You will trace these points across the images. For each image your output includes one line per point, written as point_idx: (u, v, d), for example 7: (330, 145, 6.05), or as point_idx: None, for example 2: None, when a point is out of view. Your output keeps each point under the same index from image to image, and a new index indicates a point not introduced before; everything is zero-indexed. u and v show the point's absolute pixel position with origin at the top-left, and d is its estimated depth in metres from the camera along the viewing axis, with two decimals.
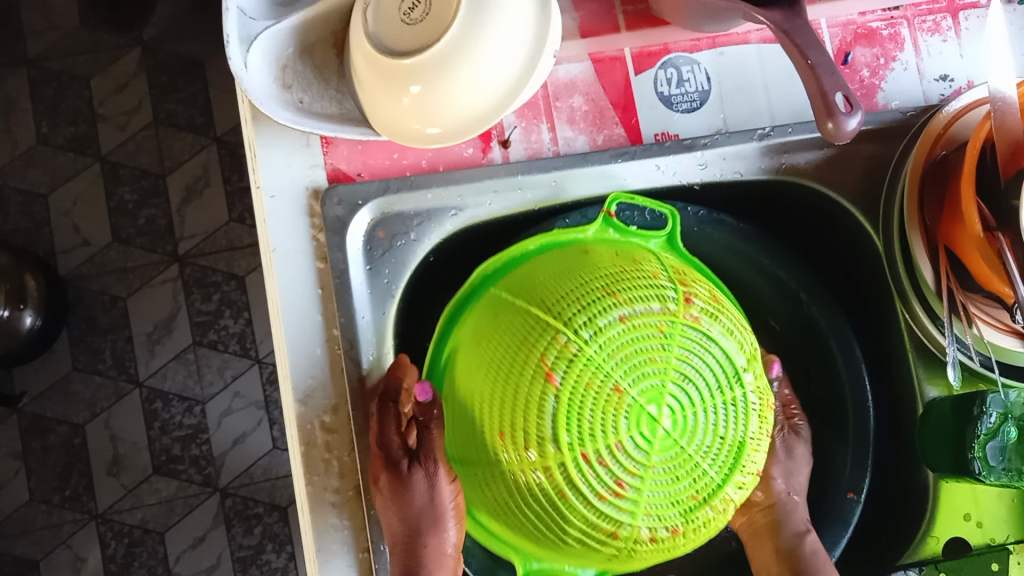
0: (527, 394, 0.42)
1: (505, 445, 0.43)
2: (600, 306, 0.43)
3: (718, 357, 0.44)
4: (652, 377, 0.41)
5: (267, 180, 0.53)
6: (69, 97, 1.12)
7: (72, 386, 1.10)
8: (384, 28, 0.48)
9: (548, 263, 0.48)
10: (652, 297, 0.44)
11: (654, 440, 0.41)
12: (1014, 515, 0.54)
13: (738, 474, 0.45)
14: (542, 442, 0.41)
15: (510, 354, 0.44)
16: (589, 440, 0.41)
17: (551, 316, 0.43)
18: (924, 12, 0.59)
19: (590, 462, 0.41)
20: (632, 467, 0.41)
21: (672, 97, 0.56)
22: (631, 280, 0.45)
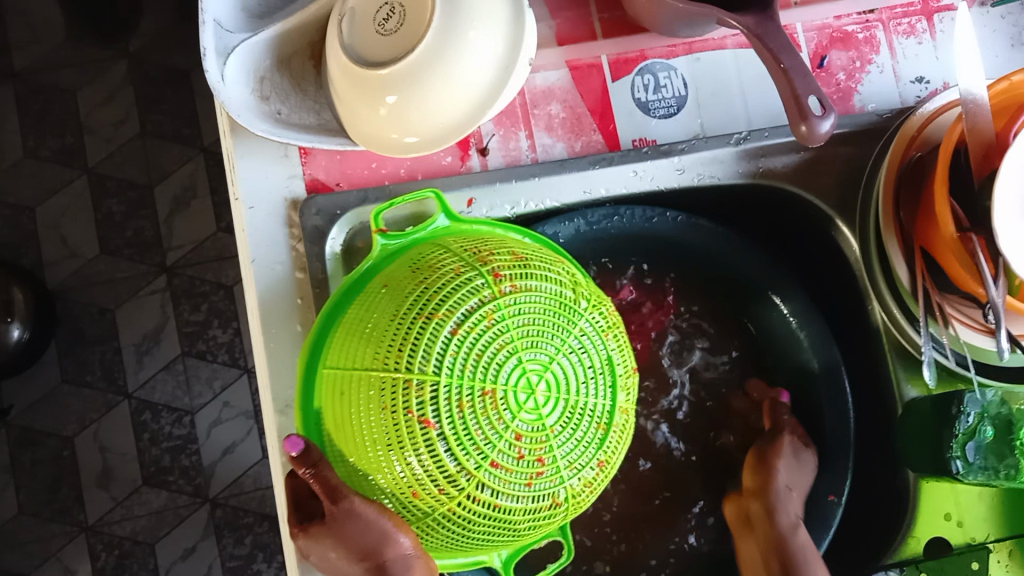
0: (402, 437, 0.41)
1: (425, 496, 0.42)
2: (426, 332, 0.42)
3: (544, 306, 0.44)
4: (515, 356, 0.42)
5: (246, 192, 0.53)
6: (55, 110, 1.12)
7: (60, 398, 1.09)
8: (359, 38, 0.48)
9: (360, 319, 0.45)
10: (460, 294, 0.43)
11: (540, 406, 0.42)
12: (992, 514, 0.55)
13: (619, 383, 0.47)
14: (451, 472, 0.41)
15: (364, 407, 0.42)
16: (491, 449, 0.41)
17: (384, 368, 0.42)
18: (899, 15, 0.60)
19: (499, 464, 0.42)
20: (537, 442, 0.42)
21: (649, 104, 0.57)
22: (428, 293, 0.43)
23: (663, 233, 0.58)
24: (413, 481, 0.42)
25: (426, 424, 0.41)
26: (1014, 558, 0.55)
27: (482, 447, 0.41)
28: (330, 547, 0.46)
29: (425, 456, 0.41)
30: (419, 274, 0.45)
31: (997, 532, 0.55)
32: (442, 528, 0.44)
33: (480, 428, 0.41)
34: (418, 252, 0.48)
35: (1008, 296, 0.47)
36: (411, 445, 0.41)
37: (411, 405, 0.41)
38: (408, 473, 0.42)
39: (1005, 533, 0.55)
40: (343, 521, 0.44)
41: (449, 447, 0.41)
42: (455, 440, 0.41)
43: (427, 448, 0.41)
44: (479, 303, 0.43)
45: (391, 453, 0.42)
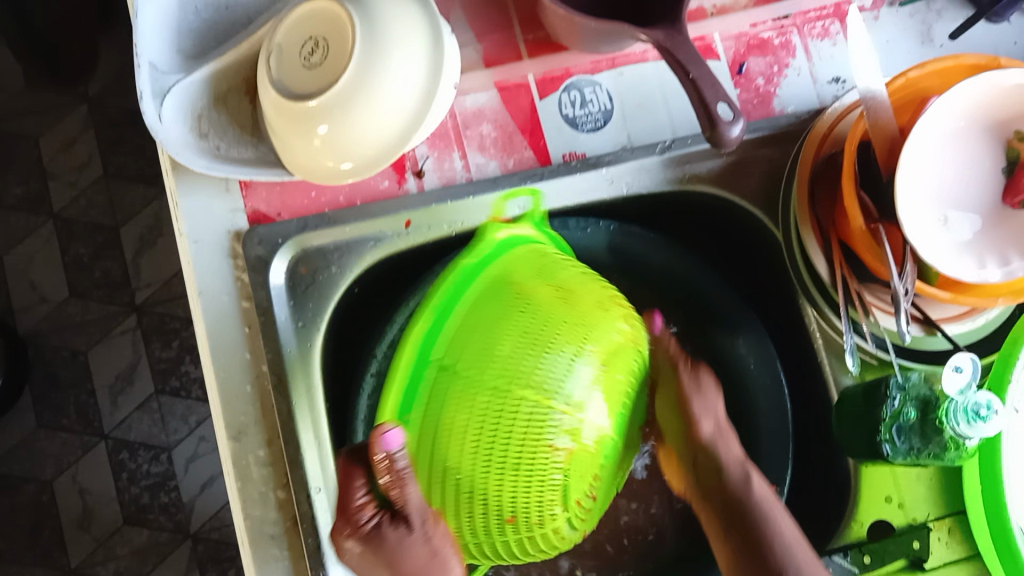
0: (535, 476, 0.47)
1: (516, 524, 0.48)
2: (571, 365, 0.48)
3: (630, 366, 0.53)
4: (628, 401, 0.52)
5: (190, 228, 0.55)
6: (18, 159, 1.14)
7: (37, 444, 1.10)
8: (287, 73, 0.50)
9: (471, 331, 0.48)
10: (587, 343, 0.49)
11: (619, 453, 0.52)
12: (933, 493, 0.56)
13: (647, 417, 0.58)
14: (548, 506, 0.48)
15: (493, 431, 0.46)
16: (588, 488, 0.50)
17: (519, 391, 0.47)
18: (813, 19, 0.62)
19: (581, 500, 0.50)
20: (608, 481, 0.52)
21: (577, 118, 0.59)
22: (581, 331, 0.50)
23: (598, 244, 0.60)
24: (502, 501, 0.47)
25: (560, 463, 0.48)
26: (954, 535, 0.56)
27: (571, 493, 0.49)
28: (381, 565, 0.48)
29: (542, 488, 0.48)
30: (565, 307, 0.50)
31: (938, 511, 0.56)
32: (500, 534, 0.49)
33: (588, 470, 0.50)
34: (509, 264, 0.51)
35: (915, 284, 0.50)
36: (538, 473, 0.47)
37: (538, 434, 0.47)
38: (512, 492, 0.47)
39: (946, 511, 0.56)
40: (412, 538, 0.48)
41: (560, 485, 0.48)
42: (569, 477, 0.48)
43: (541, 481, 0.48)
44: (616, 344, 0.51)
45: (513, 474, 0.47)
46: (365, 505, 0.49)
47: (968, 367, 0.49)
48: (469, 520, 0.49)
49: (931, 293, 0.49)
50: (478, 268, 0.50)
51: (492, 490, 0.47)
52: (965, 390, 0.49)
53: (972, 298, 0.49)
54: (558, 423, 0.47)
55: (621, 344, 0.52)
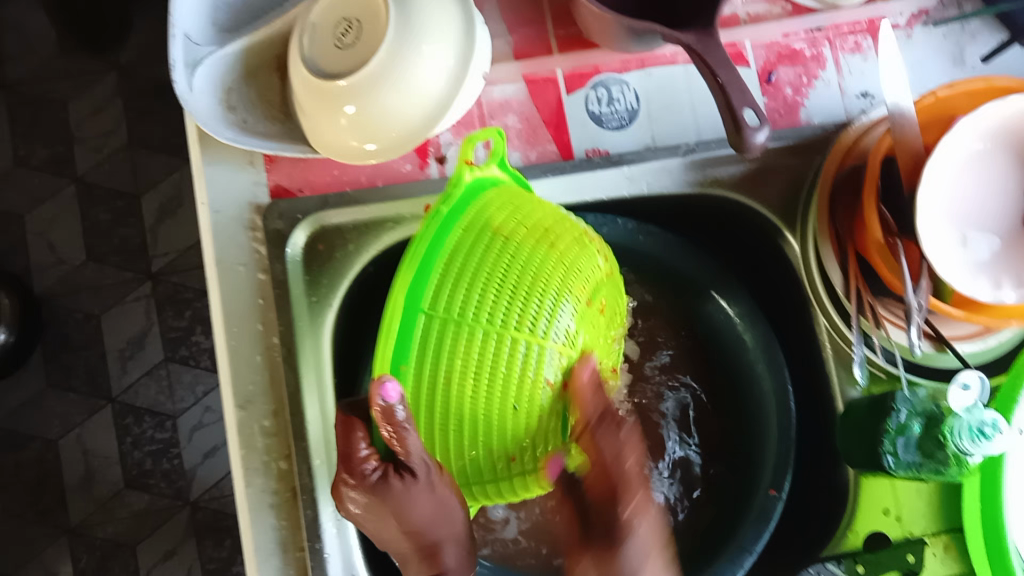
0: (529, 415, 0.44)
1: (513, 464, 0.46)
2: (560, 303, 0.44)
3: (590, 292, 0.46)
4: (596, 320, 0.47)
5: (211, 197, 0.55)
6: (46, 119, 1.15)
7: (45, 402, 1.12)
8: (320, 52, 0.51)
9: (453, 269, 0.43)
10: (574, 273, 0.45)
11: (598, 380, 0.48)
12: (932, 509, 0.56)
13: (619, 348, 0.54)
14: (546, 437, 0.45)
15: (483, 373, 0.42)
16: (574, 418, 0.47)
17: (505, 325, 0.43)
18: (846, 32, 0.62)
19: (571, 430, 0.47)
20: (586, 417, 0.48)
21: (603, 116, 0.59)
22: (564, 264, 0.45)
23: (617, 242, 0.60)
24: (502, 442, 0.45)
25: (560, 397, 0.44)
26: (950, 552, 0.56)
27: (569, 426, 0.46)
28: (388, 514, 0.46)
29: (545, 426, 0.44)
30: (545, 245, 0.45)
31: (935, 526, 0.56)
32: (501, 478, 0.47)
33: (576, 401, 0.46)
34: (483, 207, 0.45)
35: (928, 300, 0.50)
36: (536, 409, 0.44)
37: (533, 373, 0.43)
38: (515, 432, 0.44)
39: (943, 528, 0.56)
40: (417, 490, 0.44)
41: (560, 417, 0.45)
42: (564, 409, 0.45)
43: (542, 420, 0.44)
44: (595, 268, 0.47)
45: (514, 414, 0.44)
46: (369, 457, 0.46)
47: (976, 385, 0.50)
48: (465, 465, 0.46)
49: (944, 310, 0.49)
50: (457, 209, 0.44)
51: (484, 437, 0.44)
52: (971, 407, 0.49)
53: (985, 319, 0.48)
54: (557, 360, 0.44)
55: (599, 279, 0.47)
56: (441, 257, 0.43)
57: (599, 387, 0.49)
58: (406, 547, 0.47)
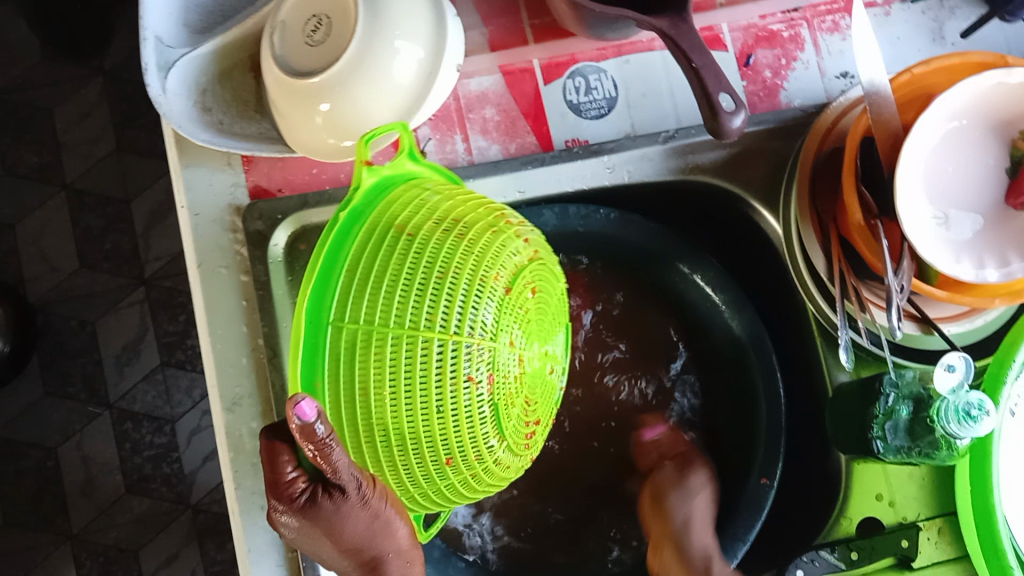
0: (458, 417, 0.41)
1: (452, 467, 0.44)
2: (475, 295, 0.41)
3: (514, 280, 0.44)
4: (528, 309, 0.45)
5: (191, 200, 0.55)
6: (34, 128, 1.15)
7: (43, 410, 1.12)
8: (290, 50, 0.51)
9: (358, 275, 0.41)
10: (489, 262, 0.43)
11: (536, 369, 0.45)
12: (925, 493, 0.56)
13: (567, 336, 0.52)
14: (484, 440, 0.43)
15: (402, 378, 0.40)
16: (513, 413, 0.44)
17: (416, 325, 0.40)
18: (824, 13, 0.61)
19: (511, 426, 0.44)
20: (529, 409, 0.46)
21: (581, 105, 0.59)
22: (478, 253, 0.43)
23: (597, 232, 0.60)
24: (434, 446, 0.42)
25: (488, 392, 0.42)
26: (944, 536, 0.56)
27: (506, 420, 0.44)
28: (321, 535, 0.44)
29: (477, 426, 0.42)
30: (453, 237, 0.43)
31: (929, 511, 0.56)
32: (441, 480, 0.45)
33: (512, 394, 0.43)
34: (388, 207, 0.44)
35: (912, 281, 0.49)
36: (464, 410, 0.41)
37: (453, 372, 0.40)
38: (444, 436, 0.42)
39: (936, 512, 0.56)
40: (350, 508, 0.43)
41: (492, 413, 0.43)
42: (496, 407, 0.43)
43: (471, 420, 0.42)
44: (517, 254, 0.45)
45: (441, 418, 0.41)
46: (296, 479, 0.44)
47: (962, 366, 0.48)
48: (405, 474, 0.44)
49: (928, 291, 0.48)
50: (359, 214, 0.43)
51: (418, 444, 0.42)
52: (957, 390, 0.48)
53: (970, 299, 0.47)
54: (479, 355, 0.41)
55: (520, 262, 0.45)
56: (343, 264, 0.41)
57: (540, 378, 0.46)
58: (346, 563, 0.47)
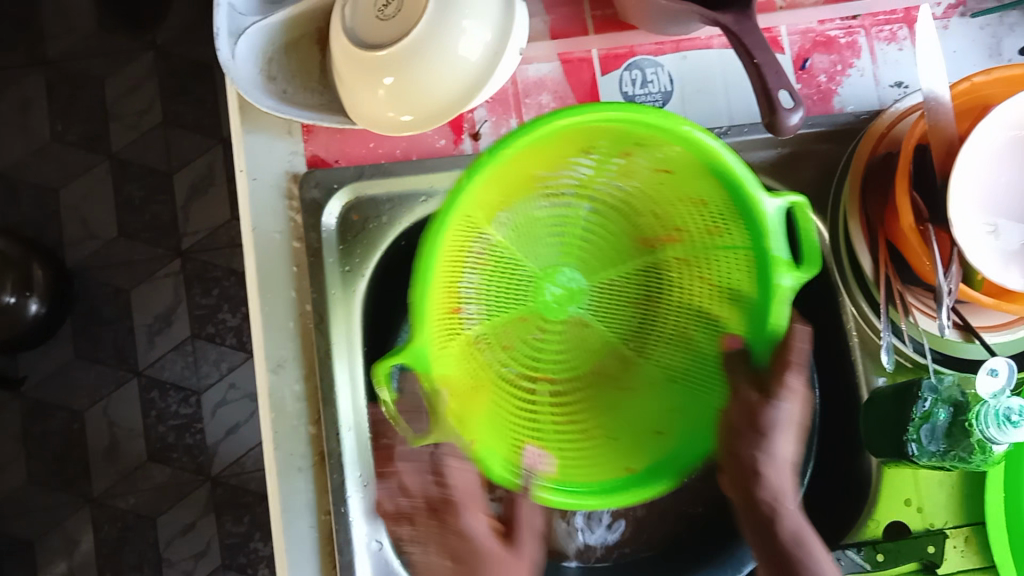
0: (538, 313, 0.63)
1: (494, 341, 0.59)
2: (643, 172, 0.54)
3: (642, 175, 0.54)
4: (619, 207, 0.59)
5: (250, 164, 0.56)
6: (82, 95, 1.17)
7: (73, 373, 1.14)
8: (360, 22, 0.52)
9: (616, 130, 0.48)
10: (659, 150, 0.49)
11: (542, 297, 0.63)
12: (954, 502, 0.56)
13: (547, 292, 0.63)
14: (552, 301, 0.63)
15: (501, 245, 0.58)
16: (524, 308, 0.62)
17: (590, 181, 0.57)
18: (881, 22, 0.62)
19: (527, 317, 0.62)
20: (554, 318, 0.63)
21: (636, 97, 0.60)
22: (657, 146, 0.49)
23: None
24: (484, 375, 0.57)
25: (587, 321, 0.64)
26: (971, 545, 0.56)
27: (568, 352, 0.63)
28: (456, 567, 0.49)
29: (682, 380, 0.58)
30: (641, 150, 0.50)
31: (956, 519, 0.56)
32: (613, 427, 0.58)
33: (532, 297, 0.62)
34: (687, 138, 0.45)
35: (959, 285, 0.49)
36: (623, 320, 0.63)
37: (586, 290, 0.64)
38: (636, 377, 0.60)
39: (964, 521, 0.56)
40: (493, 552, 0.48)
41: (555, 359, 0.62)
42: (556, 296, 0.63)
43: (526, 336, 0.62)
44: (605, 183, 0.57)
45: (489, 300, 0.59)
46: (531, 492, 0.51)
47: (1005, 372, 0.48)
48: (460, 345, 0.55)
49: (974, 296, 0.48)
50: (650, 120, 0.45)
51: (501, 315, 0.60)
52: (998, 394, 0.48)
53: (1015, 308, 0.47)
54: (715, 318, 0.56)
55: (778, 292, 0.48)
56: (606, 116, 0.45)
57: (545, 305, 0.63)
58: None
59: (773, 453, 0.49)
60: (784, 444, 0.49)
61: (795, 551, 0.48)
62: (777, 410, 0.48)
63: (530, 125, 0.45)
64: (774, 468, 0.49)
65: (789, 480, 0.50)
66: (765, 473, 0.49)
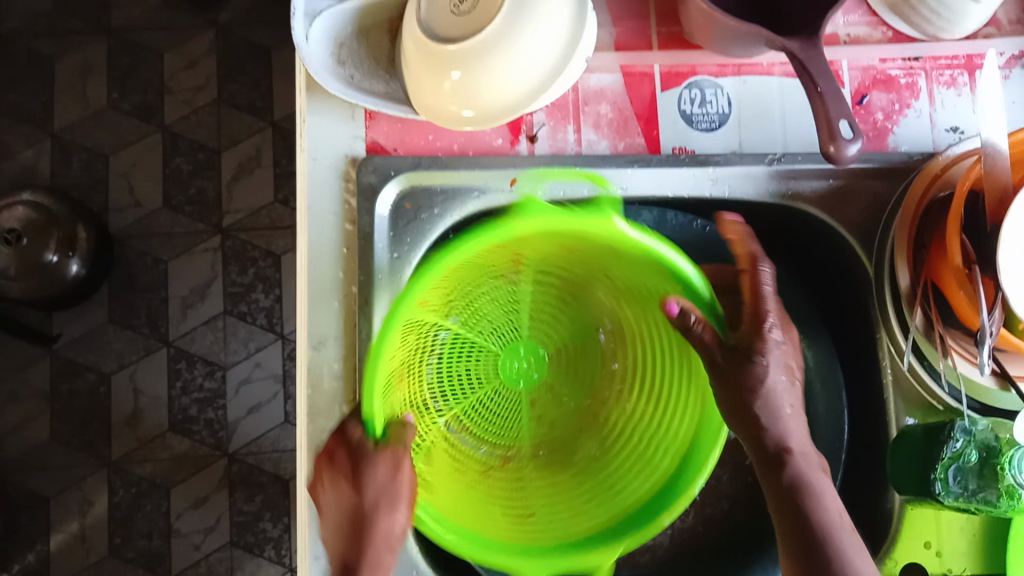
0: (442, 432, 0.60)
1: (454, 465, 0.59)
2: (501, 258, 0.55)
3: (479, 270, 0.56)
4: (451, 300, 0.57)
5: (312, 144, 0.58)
6: (143, 68, 1.20)
7: (105, 337, 1.16)
8: (434, 16, 0.53)
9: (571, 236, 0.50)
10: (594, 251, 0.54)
11: (432, 377, 0.61)
12: (973, 551, 0.56)
13: (423, 378, 0.60)
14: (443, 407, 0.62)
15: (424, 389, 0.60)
16: (440, 398, 0.62)
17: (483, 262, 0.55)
18: (942, 66, 0.62)
19: (436, 400, 0.61)
20: (453, 393, 0.63)
21: (693, 116, 0.60)
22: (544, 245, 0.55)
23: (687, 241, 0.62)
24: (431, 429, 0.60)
25: (534, 407, 0.66)
26: None
27: (538, 434, 0.65)
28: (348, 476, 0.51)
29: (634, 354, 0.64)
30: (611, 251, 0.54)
31: (974, 567, 0.56)
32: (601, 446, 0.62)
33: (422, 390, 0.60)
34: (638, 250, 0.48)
35: (1001, 328, 0.50)
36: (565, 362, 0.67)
37: (539, 348, 0.68)
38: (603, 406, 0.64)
39: (982, 570, 0.56)
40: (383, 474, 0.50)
41: (513, 438, 0.64)
42: (439, 377, 0.61)
43: (484, 364, 0.65)
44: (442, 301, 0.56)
45: (476, 413, 0.64)
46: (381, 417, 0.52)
47: None
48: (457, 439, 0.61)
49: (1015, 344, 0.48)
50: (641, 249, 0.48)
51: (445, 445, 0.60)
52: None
53: None
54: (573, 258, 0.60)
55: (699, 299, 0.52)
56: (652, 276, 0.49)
57: (430, 403, 0.61)
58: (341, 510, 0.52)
59: (772, 398, 0.53)
60: (781, 387, 0.54)
61: (797, 497, 0.51)
62: (762, 365, 0.53)
63: (437, 259, 0.45)
64: (768, 392, 0.53)
65: (793, 424, 0.54)
66: (770, 425, 0.53)
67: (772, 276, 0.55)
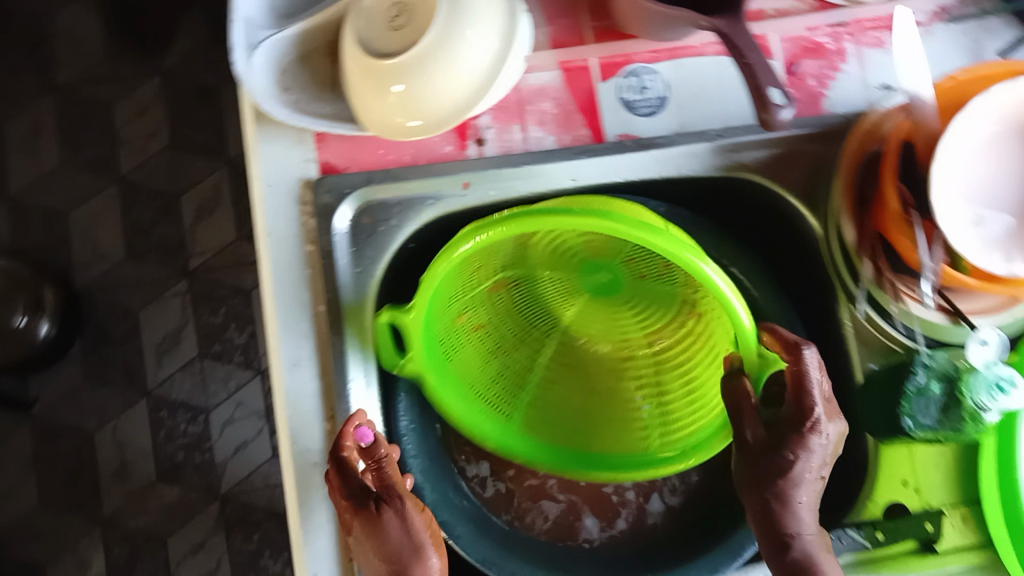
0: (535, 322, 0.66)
1: (543, 348, 0.66)
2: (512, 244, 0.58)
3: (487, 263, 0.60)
4: (472, 279, 0.61)
5: (265, 171, 0.58)
6: (92, 122, 1.20)
7: (84, 394, 1.15)
8: (372, 36, 0.54)
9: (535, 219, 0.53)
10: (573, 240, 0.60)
11: (496, 298, 0.64)
12: (950, 482, 0.57)
13: (495, 297, 0.64)
14: (530, 305, 0.66)
15: (519, 310, 0.65)
16: (513, 300, 0.65)
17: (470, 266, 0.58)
18: (868, 28, 0.64)
19: (519, 300, 0.65)
20: (529, 301, 0.65)
21: (635, 103, 0.62)
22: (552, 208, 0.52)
23: None
24: (546, 339, 0.66)
25: (628, 266, 0.62)
26: (968, 523, 0.56)
27: (638, 292, 0.64)
28: (367, 545, 0.50)
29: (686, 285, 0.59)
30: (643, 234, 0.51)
31: (953, 498, 0.57)
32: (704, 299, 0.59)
33: (497, 309, 0.65)
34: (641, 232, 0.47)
35: (942, 265, 0.51)
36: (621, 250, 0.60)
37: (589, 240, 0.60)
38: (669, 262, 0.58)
39: (961, 500, 0.57)
40: (390, 522, 0.50)
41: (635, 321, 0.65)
42: (500, 305, 0.65)
43: (552, 275, 0.64)
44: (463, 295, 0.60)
45: (551, 297, 0.65)
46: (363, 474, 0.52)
47: (996, 341, 0.52)
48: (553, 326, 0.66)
49: (959, 279, 0.50)
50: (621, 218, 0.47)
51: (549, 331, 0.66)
52: (991, 362, 0.51)
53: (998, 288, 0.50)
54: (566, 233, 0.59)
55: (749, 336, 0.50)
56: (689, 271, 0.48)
57: (511, 302, 0.65)
58: None
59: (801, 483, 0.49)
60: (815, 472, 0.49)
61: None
62: (804, 452, 0.49)
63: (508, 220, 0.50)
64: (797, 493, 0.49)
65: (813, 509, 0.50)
66: (783, 509, 0.50)
67: (817, 360, 0.50)
